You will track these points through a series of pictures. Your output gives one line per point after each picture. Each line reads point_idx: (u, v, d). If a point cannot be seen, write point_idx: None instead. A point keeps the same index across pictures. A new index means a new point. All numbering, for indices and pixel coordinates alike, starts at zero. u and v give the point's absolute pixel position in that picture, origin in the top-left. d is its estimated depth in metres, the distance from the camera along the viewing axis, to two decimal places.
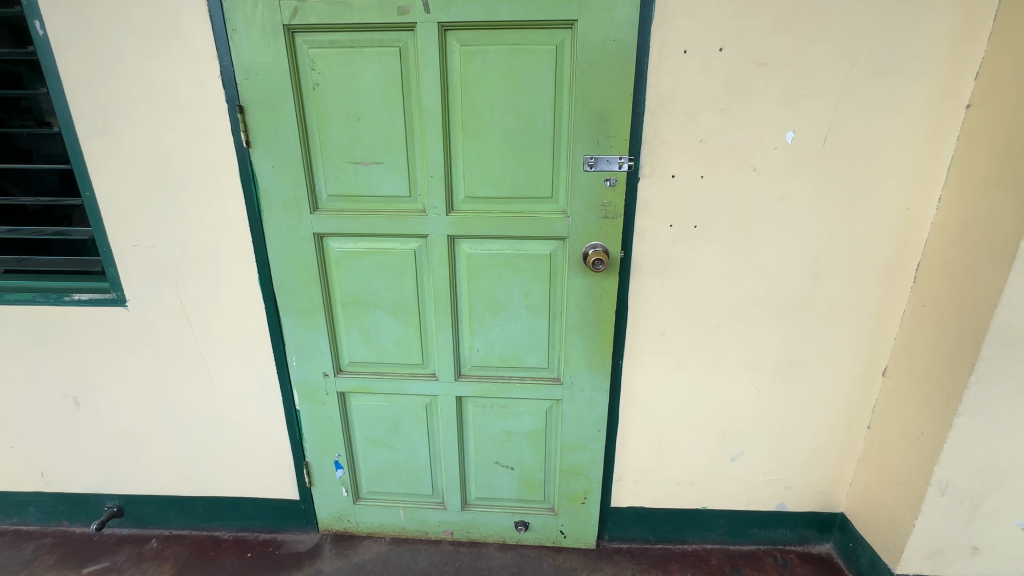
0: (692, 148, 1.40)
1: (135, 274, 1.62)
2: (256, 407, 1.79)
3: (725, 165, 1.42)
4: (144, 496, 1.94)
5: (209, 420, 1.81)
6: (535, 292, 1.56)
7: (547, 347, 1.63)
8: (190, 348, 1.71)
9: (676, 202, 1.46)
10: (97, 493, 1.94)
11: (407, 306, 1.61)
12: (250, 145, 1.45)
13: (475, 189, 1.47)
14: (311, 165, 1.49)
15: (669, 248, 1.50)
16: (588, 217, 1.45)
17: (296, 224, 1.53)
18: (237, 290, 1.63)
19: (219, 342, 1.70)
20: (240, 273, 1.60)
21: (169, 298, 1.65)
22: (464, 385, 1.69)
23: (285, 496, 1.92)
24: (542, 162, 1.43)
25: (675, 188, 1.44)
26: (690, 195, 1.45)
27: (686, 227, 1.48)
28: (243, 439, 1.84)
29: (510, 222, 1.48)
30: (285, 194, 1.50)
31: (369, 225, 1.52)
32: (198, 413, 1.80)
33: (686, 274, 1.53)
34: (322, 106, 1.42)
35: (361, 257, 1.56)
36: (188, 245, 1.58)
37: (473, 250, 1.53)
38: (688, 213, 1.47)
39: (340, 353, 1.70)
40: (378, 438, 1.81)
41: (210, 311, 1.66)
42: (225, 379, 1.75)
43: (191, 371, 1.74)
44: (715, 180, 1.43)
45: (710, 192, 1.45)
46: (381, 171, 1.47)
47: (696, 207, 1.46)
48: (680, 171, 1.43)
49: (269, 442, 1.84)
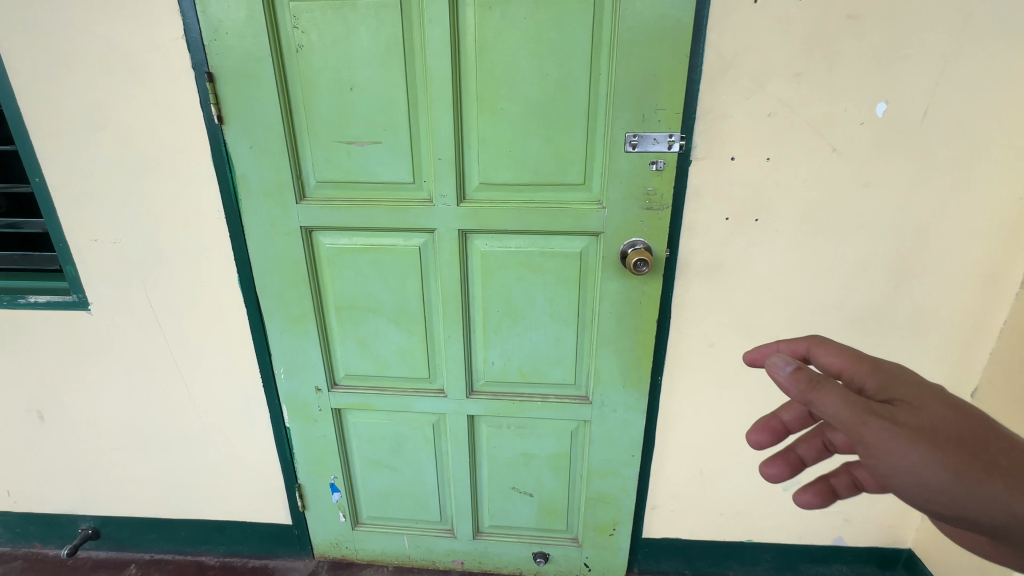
0: (756, 123, 1.15)
1: (96, 274, 1.40)
2: (239, 423, 1.57)
3: (797, 145, 1.16)
4: (120, 517, 1.75)
5: (189, 439, 1.60)
6: (561, 297, 1.32)
7: (574, 361, 1.39)
8: (163, 359, 1.49)
9: (734, 190, 1.20)
10: (70, 513, 1.75)
11: (410, 312, 1.38)
12: (223, 121, 1.22)
13: (490, 174, 1.22)
14: (296, 145, 1.24)
15: (723, 244, 1.25)
16: (628, 208, 1.20)
17: (280, 216, 1.30)
18: (214, 292, 1.40)
19: (195, 351, 1.48)
20: (216, 274, 1.38)
21: (136, 301, 1.43)
22: (477, 403, 1.45)
23: (276, 520, 1.72)
24: (572, 141, 1.18)
25: (733, 171, 1.19)
26: (751, 182, 1.20)
27: (744, 220, 1.23)
28: (225, 461, 1.62)
29: (533, 213, 1.23)
30: (266, 179, 1.26)
31: (366, 217, 1.28)
32: (176, 430, 1.59)
33: (742, 275, 1.28)
34: (307, 75, 1.18)
35: (358, 255, 1.33)
36: (156, 240, 1.35)
37: (488, 247, 1.29)
38: (749, 202, 1.21)
39: (335, 365, 1.48)
40: (379, 459, 1.59)
41: (183, 316, 1.43)
42: (204, 393, 1.53)
43: (165, 384, 1.53)
44: (783, 163, 1.18)
45: (776, 177, 1.19)
46: (379, 153, 1.23)
47: (759, 197, 1.21)
48: (741, 151, 1.17)
49: (256, 462, 1.62)
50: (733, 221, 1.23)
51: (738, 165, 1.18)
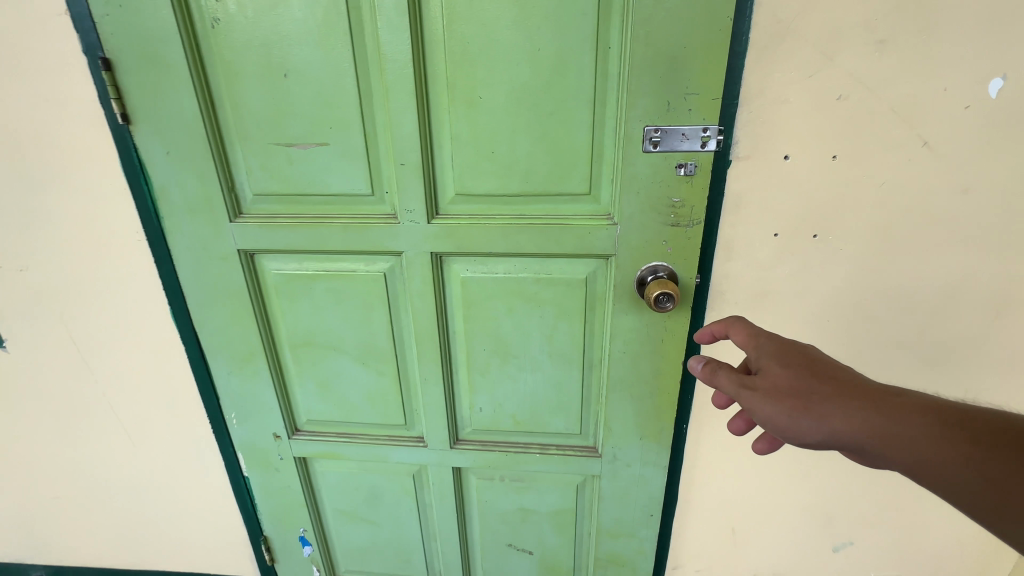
0: (820, 110, 0.86)
1: (7, 306, 1.18)
2: (191, 472, 1.35)
3: (874, 139, 0.87)
4: (73, 567, 1.56)
5: (137, 488, 1.39)
6: (562, 333, 1.06)
7: (579, 407, 1.13)
8: (96, 403, 1.27)
9: (786, 198, 0.92)
10: (19, 562, 1.57)
11: (378, 350, 1.13)
12: (130, 121, 0.96)
13: (469, 184, 0.95)
14: (224, 149, 0.99)
15: (771, 268, 0.98)
16: (647, 225, 0.92)
17: (213, 237, 1.05)
18: (144, 327, 1.16)
19: (131, 394, 1.25)
20: (144, 306, 1.14)
21: (57, 337, 1.20)
22: (463, 454, 1.21)
23: (243, 572, 1.52)
24: (573, 139, 0.90)
25: (787, 174, 0.90)
26: (809, 188, 0.91)
27: (799, 236, 0.95)
28: (179, 513, 1.41)
29: (524, 232, 0.96)
30: (191, 192, 1.01)
31: (316, 238, 1.02)
32: (120, 478, 1.38)
33: (793, 307, 1.00)
34: (230, 59, 0.92)
35: (311, 283, 1.08)
36: (70, 267, 1.12)
37: (470, 274, 1.03)
38: (805, 215, 0.93)
39: (295, 409, 1.25)
40: (354, 511, 1.37)
41: (112, 354, 1.20)
42: (146, 439, 1.31)
43: (102, 430, 1.31)
44: (855, 162, 0.89)
45: (843, 181, 0.90)
46: (328, 158, 0.96)
47: (819, 207, 0.92)
48: (798, 148, 0.89)
49: (214, 513, 1.41)
50: (783, 239, 0.95)
51: (793, 166, 0.90)
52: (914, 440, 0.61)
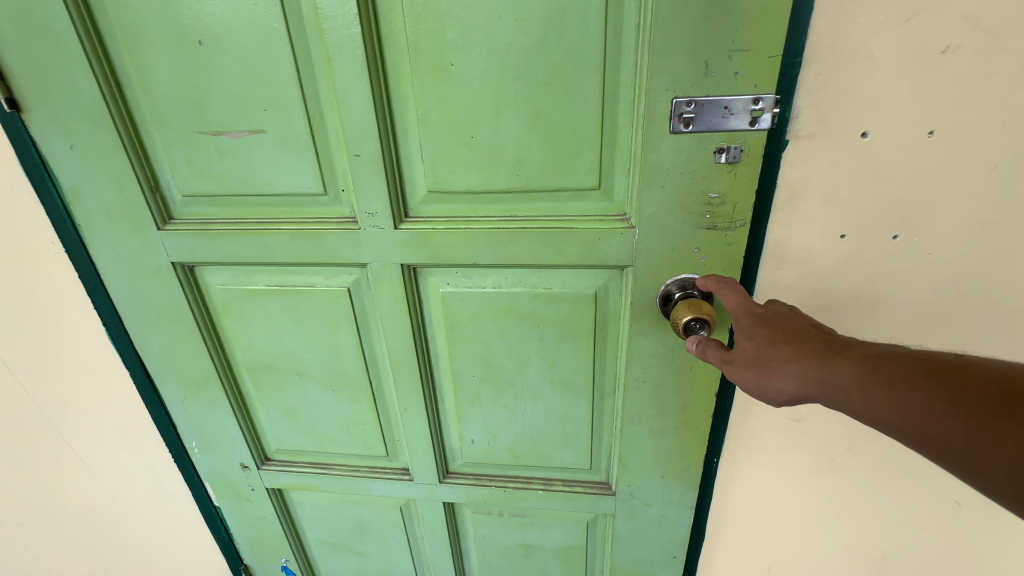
0: (913, 70, 0.63)
1: None
2: (155, 504, 1.21)
3: (991, 106, 0.63)
4: None
5: (99, 522, 1.26)
6: (566, 357, 0.86)
7: (589, 440, 0.95)
8: (41, 434, 1.12)
9: (858, 190, 0.70)
10: None
11: (349, 376, 0.95)
12: (22, 109, 0.77)
13: (444, 178, 0.74)
14: (141, 141, 0.79)
15: (833, 279, 0.76)
16: (674, 229, 0.71)
17: (141, 248, 0.87)
18: (80, 350, 1.00)
19: (76, 423, 1.10)
20: (76, 328, 0.97)
21: None
22: (454, 488, 1.05)
23: None
24: (577, 117, 0.68)
25: (862, 157, 0.68)
26: (891, 176, 0.69)
27: (874, 238, 0.73)
28: (147, 546, 1.27)
29: (516, 238, 0.76)
30: (107, 195, 0.82)
31: (261, 248, 0.83)
32: (74, 513, 1.23)
33: (860, 325, 0.79)
34: (130, 23, 0.71)
35: (263, 299, 0.90)
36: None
37: (451, 289, 0.83)
38: (884, 210, 0.71)
39: (262, 438, 1.09)
40: (338, 542, 1.23)
41: (51, 380, 1.05)
42: (101, 470, 1.16)
43: (52, 463, 1.16)
44: (959, 140, 0.66)
45: (941, 165, 0.67)
46: (265, 149, 0.76)
47: (904, 201, 0.70)
48: (879, 123, 0.66)
49: (184, 546, 1.27)
50: (852, 241, 0.73)
51: (871, 147, 0.67)
52: (843, 393, 0.51)
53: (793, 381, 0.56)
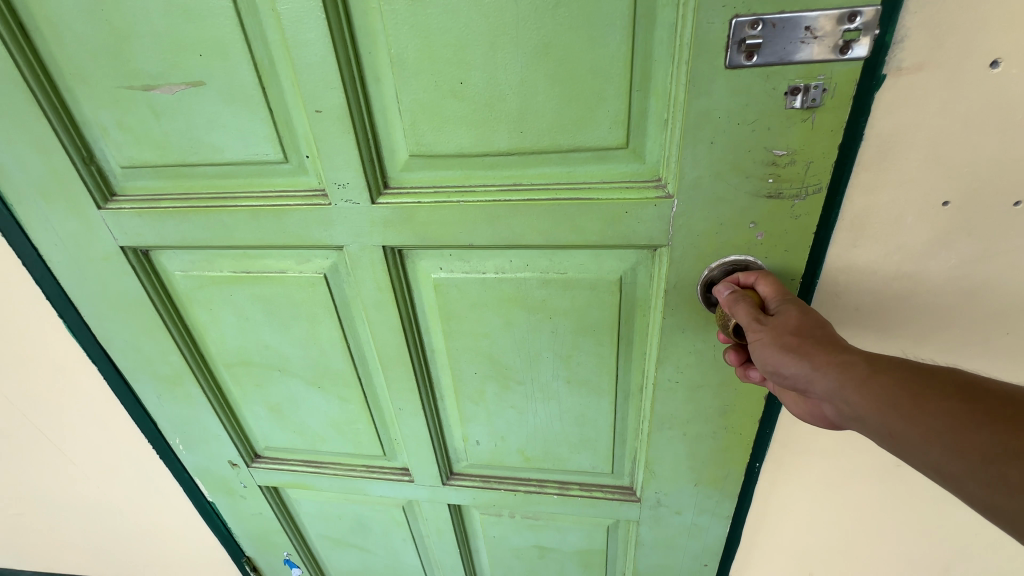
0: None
1: None
2: (147, 500, 1.14)
3: None
4: None
5: (96, 514, 1.20)
6: (585, 353, 0.73)
7: (610, 444, 0.83)
8: (20, 429, 1.05)
9: (974, 141, 0.52)
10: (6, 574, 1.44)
11: (335, 372, 0.83)
12: None
13: (429, 138, 0.59)
14: (64, 100, 0.65)
15: (927, 260, 0.59)
16: (724, 198, 0.55)
17: (83, 230, 0.74)
18: (42, 342, 0.90)
19: (54, 417, 1.02)
20: (34, 320, 0.87)
21: None
22: (459, 491, 0.95)
23: None
24: (599, 51, 0.51)
25: (991, 97, 0.49)
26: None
27: (984, 206, 0.54)
28: (147, 537, 1.22)
29: (521, 212, 0.60)
30: (34, 168, 0.69)
31: (219, 228, 0.70)
32: (73, 502, 1.18)
33: (962, 319, 0.61)
34: None
35: (229, 287, 0.77)
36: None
37: (445, 275, 0.69)
38: (1011, 168, 0.52)
39: (249, 435, 1.00)
40: (341, 538, 1.15)
41: (19, 373, 0.96)
42: (88, 465, 1.09)
43: (38, 457, 1.10)
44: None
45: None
46: (208, 107, 0.61)
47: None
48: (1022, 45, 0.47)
49: (183, 538, 1.21)
50: (959, 210, 0.55)
51: (1005, 80, 0.48)
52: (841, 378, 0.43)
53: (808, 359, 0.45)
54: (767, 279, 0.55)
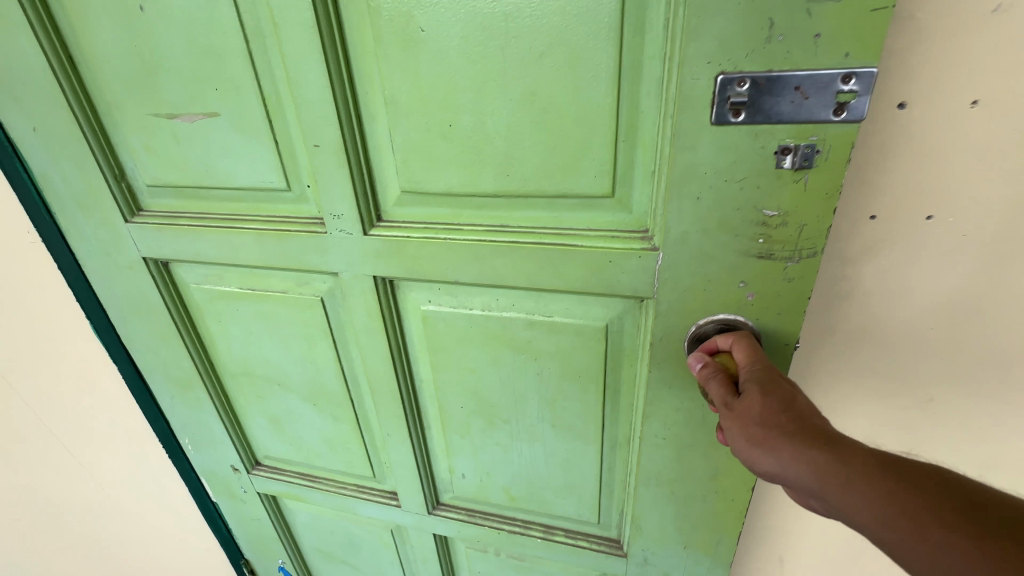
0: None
1: None
2: (155, 498, 1.18)
3: None
4: None
5: (103, 513, 1.23)
6: (570, 398, 0.71)
7: (597, 493, 0.79)
8: (35, 427, 1.09)
9: (897, 161, 0.51)
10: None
11: (330, 392, 0.85)
12: None
13: (419, 176, 0.60)
14: (102, 124, 0.71)
15: (885, 293, 0.57)
16: (712, 255, 0.52)
17: (112, 241, 0.80)
18: (68, 342, 0.96)
19: (72, 415, 1.07)
20: (63, 322, 0.93)
21: None
22: (444, 522, 0.93)
23: None
24: (585, 101, 0.50)
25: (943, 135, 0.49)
26: (947, 145, 0.49)
27: (907, 224, 0.53)
28: (151, 537, 1.25)
29: (506, 253, 0.60)
30: (73, 182, 0.75)
31: (228, 248, 0.73)
32: (79, 502, 1.21)
33: (881, 348, 0.60)
34: None
35: (236, 302, 0.81)
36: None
37: (433, 308, 0.69)
38: (941, 189, 0.51)
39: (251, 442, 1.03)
40: (332, 553, 1.16)
41: (41, 372, 1.01)
42: (99, 462, 1.14)
43: (52, 454, 1.14)
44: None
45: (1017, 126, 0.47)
46: (222, 135, 0.65)
47: (963, 176, 0.50)
48: (999, 91, 0.46)
49: (186, 539, 1.25)
50: (888, 229, 0.54)
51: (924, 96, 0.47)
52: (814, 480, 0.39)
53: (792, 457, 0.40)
54: (744, 347, 0.51)
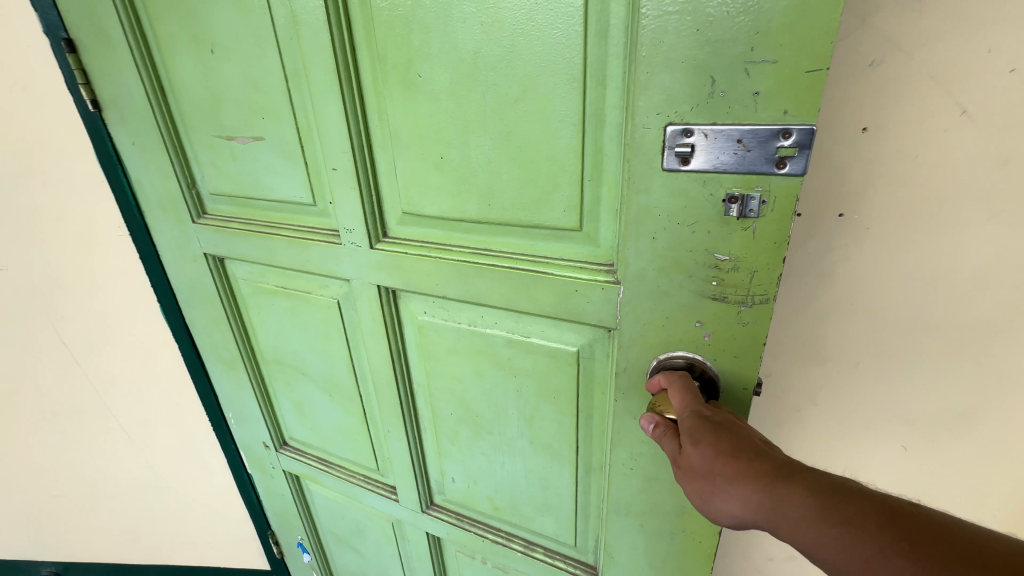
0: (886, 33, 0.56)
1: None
2: (197, 468, 1.32)
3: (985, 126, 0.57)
4: (85, 564, 1.49)
5: (141, 487, 1.35)
6: (546, 417, 0.74)
7: (573, 514, 0.81)
8: (95, 402, 1.22)
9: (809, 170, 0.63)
10: (28, 561, 1.49)
11: (343, 386, 0.94)
12: (101, 108, 0.87)
13: (416, 201, 0.67)
14: (181, 142, 0.86)
15: (807, 276, 0.69)
16: (668, 293, 0.54)
17: (182, 237, 0.95)
18: (137, 324, 1.10)
19: (131, 391, 1.20)
20: (135, 306, 1.08)
21: (46, 336, 1.14)
22: (435, 522, 0.99)
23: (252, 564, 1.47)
24: (553, 143, 0.55)
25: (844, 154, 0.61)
26: (849, 159, 0.62)
27: (823, 220, 0.65)
28: (190, 507, 1.38)
29: (486, 276, 0.65)
30: (157, 188, 0.91)
31: (266, 250, 0.85)
32: (126, 474, 1.33)
33: (808, 324, 0.72)
34: (166, 36, 0.76)
35: (273, 298, 0.93)
36: (49, 264, 1.05)
37: (429, 318, 0.76)
38: (847, 192, 0.63)
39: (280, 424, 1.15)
40: (342, 537, 1.25)
41: (107, 353, 1.15)
42: (150, 435, 1.27)
43: (107, 429, 1.26)
44: (932, 116, 0.57)
45: (900, 142, 0.59)
46: (266, 156, 0.77)
47: (866, 185, 0.62)
48: (886, 120, 0.59)
49: (220, 510, 1.37)
50: (808, 224, 0.66)
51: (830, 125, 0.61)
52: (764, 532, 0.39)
53: (739, 504, 0.39)
54: (679, 392, 0.52)
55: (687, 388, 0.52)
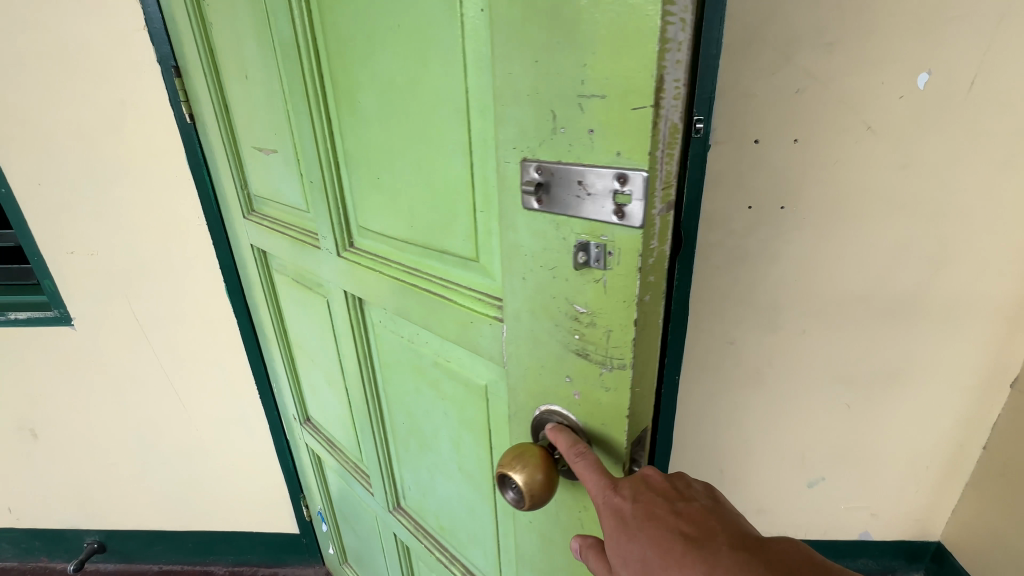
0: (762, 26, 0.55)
1: (76, 286, 1.22)
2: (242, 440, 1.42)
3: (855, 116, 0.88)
4: (128, 531, 1.56)
5: (181, 461, 1.45)
6: (468, 447, 0.72)
7: (496, 554, 0.77)
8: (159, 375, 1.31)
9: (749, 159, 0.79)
10: (76, 529, 1.55)
11: (336, 378, 1.03)
12: (194, 119, 1.02)
13: (364, 219, 0.72)
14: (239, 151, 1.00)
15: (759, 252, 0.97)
16: (540, 339, 0.50)
17: (236, 228, 1.09)
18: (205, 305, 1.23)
19: (192, 366, 1.31)
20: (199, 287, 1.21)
21: (122, 313, 1.25)
22: (399, 525, 1.02)
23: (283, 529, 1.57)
24: (452, 172, 0.54)
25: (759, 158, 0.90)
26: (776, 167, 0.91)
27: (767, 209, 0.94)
28: (232, 477, 1.47)
29: (411, 296, 0.67)
30: (223, 187, 1.06)
31: (283, 249, 0.96)
32: (174, 444, 1.42)
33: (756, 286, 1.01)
34: (224, 62, 0.90)
35: (292, 290, 1.05)
36: (130, 246, 1.17)
37: (381, 329, 0.80)
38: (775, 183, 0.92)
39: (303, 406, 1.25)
40: (346, 516, 1.33)
41: (172, 329, 1.27)
42: (203, 407, 1.37)
43: (163, 401, 1.36)
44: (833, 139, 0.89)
45: (811, 163, 0.90)
46: (281, 168, 0.88)
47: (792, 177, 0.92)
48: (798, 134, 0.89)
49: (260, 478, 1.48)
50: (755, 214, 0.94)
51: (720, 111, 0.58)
52: None
53: None
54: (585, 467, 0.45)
55: (595, 466, 0.45)
